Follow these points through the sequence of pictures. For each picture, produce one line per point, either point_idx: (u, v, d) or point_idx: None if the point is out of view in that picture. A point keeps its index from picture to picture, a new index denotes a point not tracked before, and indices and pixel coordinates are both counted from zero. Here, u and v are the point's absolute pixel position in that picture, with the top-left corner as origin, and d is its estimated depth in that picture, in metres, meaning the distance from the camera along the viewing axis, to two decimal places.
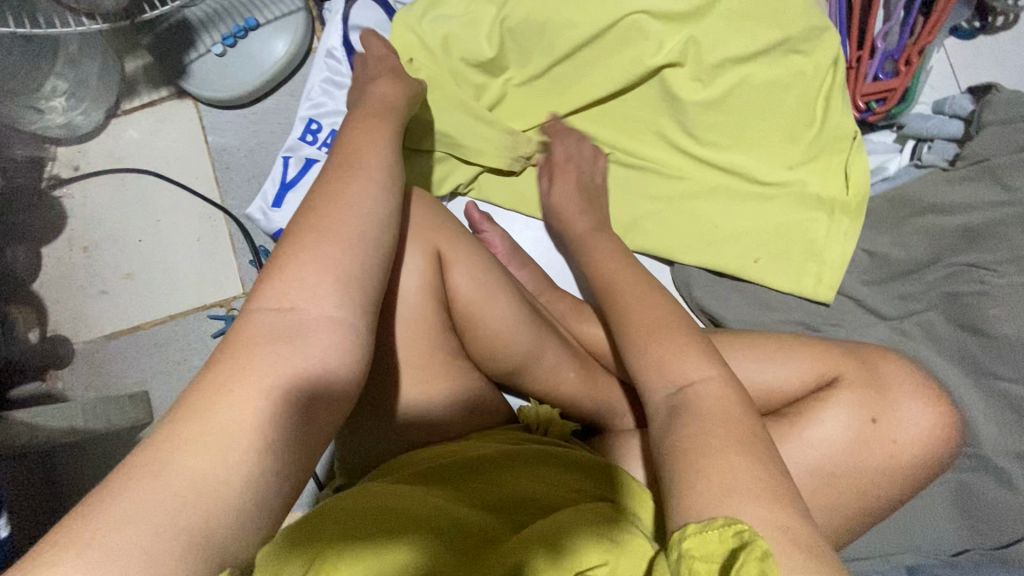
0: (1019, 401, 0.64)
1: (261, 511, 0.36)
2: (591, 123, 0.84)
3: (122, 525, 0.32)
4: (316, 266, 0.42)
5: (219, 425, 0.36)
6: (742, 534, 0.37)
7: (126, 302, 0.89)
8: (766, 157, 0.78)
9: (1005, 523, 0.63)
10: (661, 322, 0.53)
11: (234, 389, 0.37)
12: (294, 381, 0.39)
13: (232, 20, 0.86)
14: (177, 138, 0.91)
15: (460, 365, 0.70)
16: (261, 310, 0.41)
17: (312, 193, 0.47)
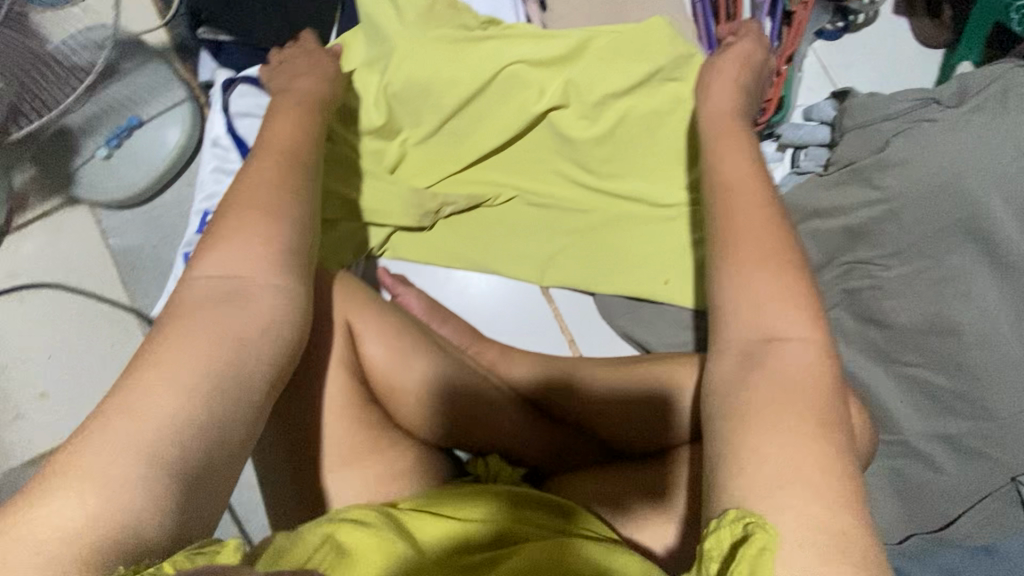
0: (930, 385, 0.65)
1: (224, 440, 0.42)
2: (492, 170, 0.86)
3: (97, 466, 0.36)
4: (247, 240, 0.49)
5: (173, 370, 0.41)
6: (761, 528, 0.35)
7: (43, 424, 0.84)
8: (662, 180, 0.82)
9: (943, 503, 0.63)
10: (778, 248, 0.47)
11: (184, 345, 0.42)
12: (234, 336, 0.45)
13: (114, 121, 0.85)
14: (74, 245, 0.88)
15: (388, 438, 0.67)
16: (201, 280, 0.47)
17: (179, 309, 0.45)
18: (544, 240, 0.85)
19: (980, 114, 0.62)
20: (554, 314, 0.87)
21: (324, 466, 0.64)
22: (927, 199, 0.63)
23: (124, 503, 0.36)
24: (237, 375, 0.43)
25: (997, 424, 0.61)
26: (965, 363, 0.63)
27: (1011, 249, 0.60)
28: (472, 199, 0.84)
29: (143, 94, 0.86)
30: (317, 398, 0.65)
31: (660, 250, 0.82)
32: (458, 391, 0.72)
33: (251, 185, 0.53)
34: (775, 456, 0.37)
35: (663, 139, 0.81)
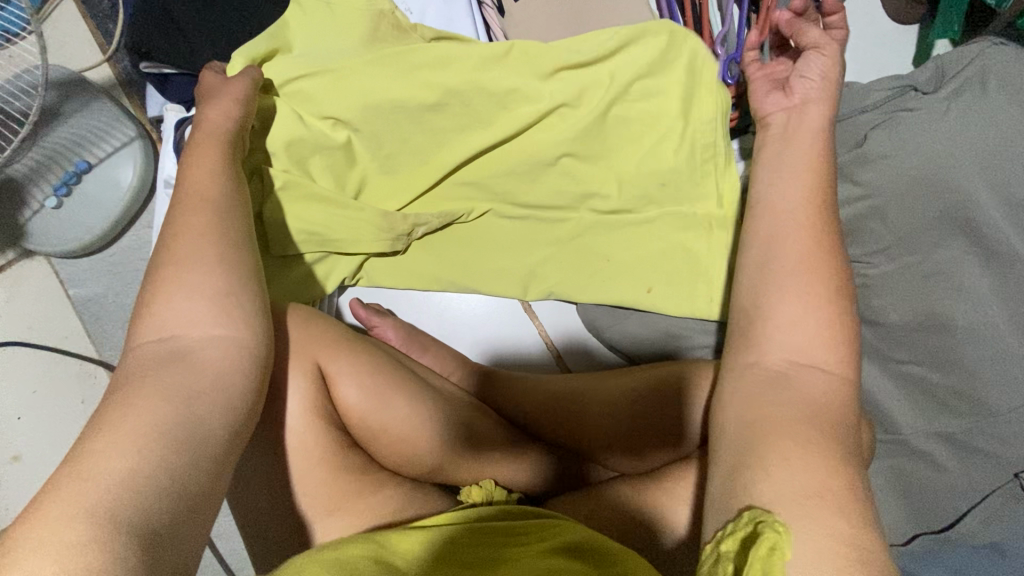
0: (926, 382, 0.62)
1: (188, 498, 0.40)
2: (463, 185, 0.81)
3: (59, 530, 0.35)
4: (185, 294, 0.47)
5: (134, 427, 0.40)
6: (774, 527, 0.36)
7: (19, 487, 0.82)
8: (639, 184, 0.79)
9: (951, 501, 0.61)
10: (796, 260, 0.47)
11: (144, 403, 0.41)
12: (185, 394, 0.43)
13: (61, 166, 0.81)
14: (33, 299, 0.84)
15: (374, 481, 0.64)
16: (143, 345, 0.45)
17: (122, 390, 0.43)
18: (520, 257, 0.82)
19: (958, 100, 0.60)
20: (539, 329, 0.85)
21: (308, 518, 0.62)
22: (912, 193, 0.61)
23: (89, 561, 0.34)
24: (202, 433, 0.42)
25: (995, 419, 0.60)
26: (960, 360, 0.60)
27: (997, 240, 0.58)
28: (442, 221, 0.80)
29: (88, 135, 0.81)
30: (290, 454, 0.62)
31: (642, 257, 0.79)
32: (445, 427, 0.69)
33: (193, 243, 0.49)
34: (792, 471, 0.38)
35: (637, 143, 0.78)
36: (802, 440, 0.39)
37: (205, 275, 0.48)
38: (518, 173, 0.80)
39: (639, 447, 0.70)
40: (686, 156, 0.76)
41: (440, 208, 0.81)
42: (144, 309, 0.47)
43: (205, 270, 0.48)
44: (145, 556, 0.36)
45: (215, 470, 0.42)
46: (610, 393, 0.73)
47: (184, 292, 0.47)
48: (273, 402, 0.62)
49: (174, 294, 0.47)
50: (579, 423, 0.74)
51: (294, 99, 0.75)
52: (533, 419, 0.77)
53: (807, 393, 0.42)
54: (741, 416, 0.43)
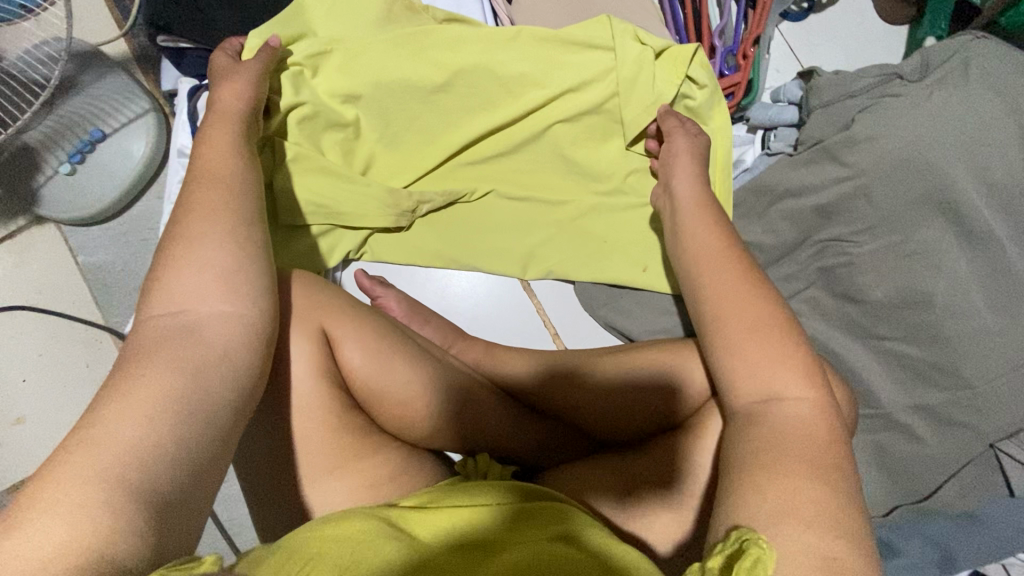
0: (905, 356, 0.65)
1: (188, 464, 0.41)
2: (467, 165, 0.83)
3: (66, 497, 0.36)
4: (197, 258, 0.49)
5: (143, 395, 0.42)
6: (756, 543, 0.38)
7: (23, 448, 0.83)
8: (638, 169, 0.82)
9: (929, 472, 0.64)
10: None
11: (150, 375, 0.43)
12: (193, 362, 0.44)
13: (76, 134, 0.82)
14: (44, 265, 0.86)
15: (375, 443, 0.66)
16: (152, 316, 0.47)
17: (143, 347, 0.45)
18: (521, 237, 0.85)
19: (942, 87, 0.63)
20: (537, 308, 0.87)
21: (308, 478, 0.64)
22: (896, 174, 0.64)
23: (101, 523, 0.36)
24: (211, 403, 0.44)
25: (971, 392, 0.63)
26: (940, 334, 0.63)
27: (976, 220, 0.61)
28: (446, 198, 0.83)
29: (103, 106, 0.83)
30: (293, 414, 0.64)
31: (639, 239, 0.82)
32: (441, 394, 0.70)
33: (218, 205, 0.53)
34: None
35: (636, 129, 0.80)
36: None
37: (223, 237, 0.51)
38: (520, 157, 0.83)
39: (630, 419, 0.72)
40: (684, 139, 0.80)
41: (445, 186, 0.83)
42: (164, 259, 0.49)
43: (222, 232, 0.51)
44: (151, 521, 0.38)
45: (219, 434, 0.44)
46: (601, 369, 0.74)
47: (204, 246, 0.50)
48: (278, 361, 0.64)
49: (196, 246, 0.50)
50: (574, 396, 0.75)
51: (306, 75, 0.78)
52: (530, 393, 0.78)
53: None
54: None
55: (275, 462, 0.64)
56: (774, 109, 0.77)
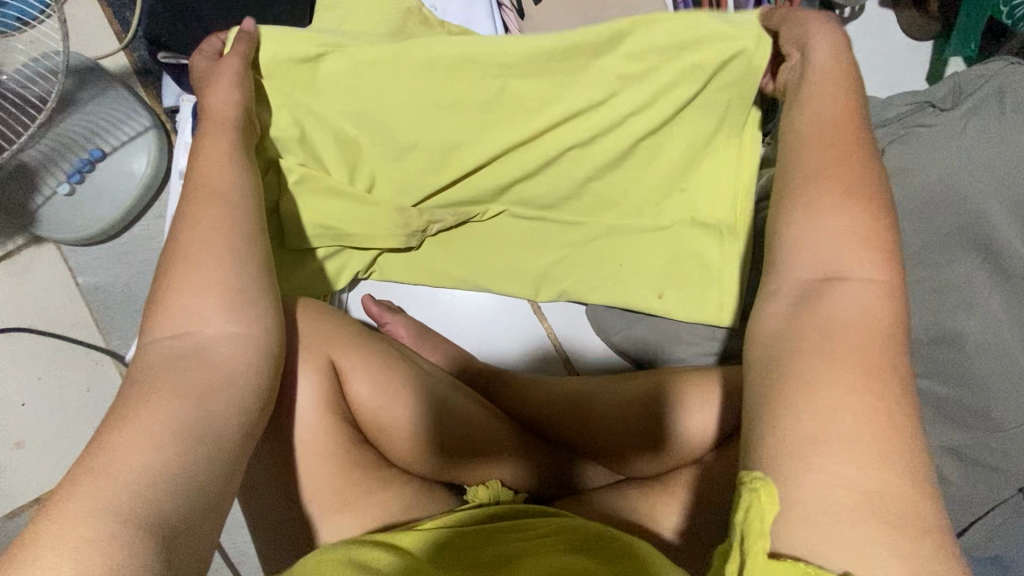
0: (930, 395, 0.63)
1: (193, 496, 0.39)
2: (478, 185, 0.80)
3: (70, 533, 0.34)
4: (200, 292, 0.46)
5: (150, 424, 0.40)
6: (756, 485, 0.34)
7: (22, 473, 0.81)
8: (656, 189, 0.78)
9: (954, 514, 0.62)
10: None
11: (157, 405, 0.41)
12: (200, 394, 0.42)
13: (74, 153, 0.79)
14: (42, 285, 0.84)
15: (384, 478, 0.65)
16: (157, 342, 0.45)
17: (134, 389, 0.42)
18: (533, 259, 0.83)
19: (977, 117, 0.61)
20: (548, 331, 0.86)
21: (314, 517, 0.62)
22: (927, 208, 0.62)
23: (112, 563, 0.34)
24: (222, 435, 0.42)
25: (1003, 436, 0.60)
26: (970, 375, 0.61)
27: (1012, 256, 0.58)
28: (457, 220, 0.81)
29: (103, 124, 0.80)
30: (299, 448, 0.62)
31: (654, 263, 0.80)
32: (453, 427, 0.69)
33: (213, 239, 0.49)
34: None
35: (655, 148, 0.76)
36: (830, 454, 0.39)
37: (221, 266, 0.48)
38: (534, 176, 0.79)
39: (646, 456, 0.68)
40: (706, 159, 0.76)
41: (455, 206, 0.81)
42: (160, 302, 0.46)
43: (223, 266, 0.48)
44: (165, 560, 0.36)
45: (227, 464, 0.42)
46: (617, 401, 0.73)
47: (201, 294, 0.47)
48: (286, 394, 0.62)
49: (193, 286, 0.47)
50: (590, 426, 0.74)
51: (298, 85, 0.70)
52: (541, 423, 0.77)
53: None
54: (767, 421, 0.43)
55: (281, 500, 0.62)
56: None
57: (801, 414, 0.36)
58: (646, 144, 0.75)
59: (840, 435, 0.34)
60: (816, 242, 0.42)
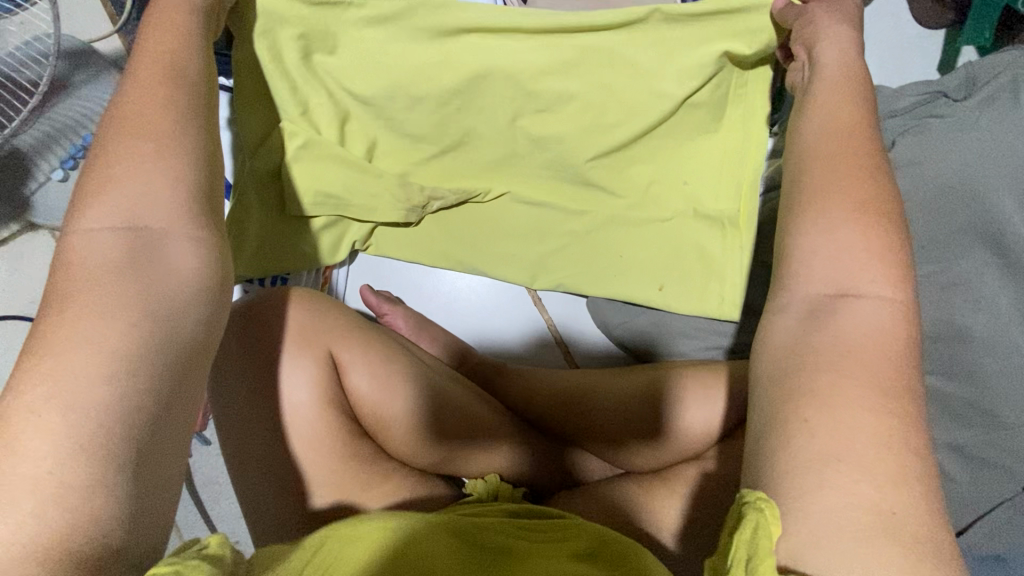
0: (934, 393, 0.62)
1: (154, 426, 0.34)
2: (478, 172, 0.78)
3: (20, 477, 0.30)
4: (144, 190, 0.39)
5: (92, 342, 0.33)
6: (758, 508, 0.34)
7: None
8: (662, 179, 0.77)
9: (956, 513, 0.62)
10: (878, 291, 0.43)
11: (88, 323, 0.34)
12: (149, 308, 0.36)
13: (69, 139, 0.78)
14: (38, 273, 0.83)
15: (381, 471, 0.64)
16: (89, 234, 0.37)
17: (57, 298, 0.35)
18: (532, 247, 0.81)
19: (989, 109, 0.60)
20: (547, 321, 0.85)
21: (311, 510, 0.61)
22: (937, 202, 0.60)
23: (75, 506, 0.30)
24: (181, 351, 0.36)
25: (1009, 433, 0.59)
26: (976, 372, 0.59)
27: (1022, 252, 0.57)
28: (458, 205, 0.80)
29: (97, 109, 0.79)
30: (293, 436, 0.60)
31: (657, 255, 0.78)
32: (451, 421, 0.68)
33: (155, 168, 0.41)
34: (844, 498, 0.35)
35: (661, 136, 0.74)
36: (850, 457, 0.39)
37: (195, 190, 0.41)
38: (536, 162, 0.77)
39: (648, 452, 0.67)
40: (711, 149, 0.75)
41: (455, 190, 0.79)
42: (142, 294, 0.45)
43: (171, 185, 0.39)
44: (135, 498, 0.32)
45: (185, 389, 0.36)
46: (619, 398, 0.72)
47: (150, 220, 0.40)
48: (281, 391, 0.60)
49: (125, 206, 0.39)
50: (592, 423, 0.73)
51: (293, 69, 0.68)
52: (541, 418, 0.77)
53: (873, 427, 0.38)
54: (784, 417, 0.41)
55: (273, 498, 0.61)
56: None
57: (815, 433, 0.35)
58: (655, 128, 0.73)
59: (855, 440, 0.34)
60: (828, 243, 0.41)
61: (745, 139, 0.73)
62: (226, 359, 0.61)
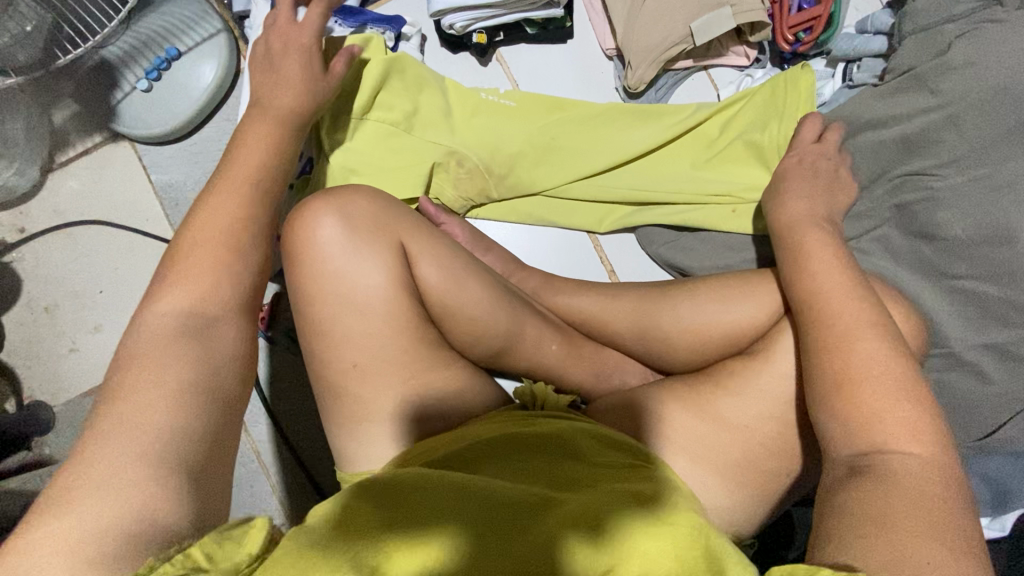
0: (985, 298, 0.64)
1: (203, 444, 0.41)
2: (548, 112, 0.84)
3: (104, 482, 0.36)
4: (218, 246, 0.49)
5: (147, 399, 0.40)
6: None
7: (98, 356, 0.88)
8: (709, 134, 0.81)
9: (990, 411, 0.66)
10: (847, 290, 0.56)
11: (147, 391, 0.40)
12: (192, 315, 0.45)
13: (153, 52, 0.84)
14: (118, 181, 0.89)
15: (444, 356, 0.66)
16: (156, 315, 0.45)
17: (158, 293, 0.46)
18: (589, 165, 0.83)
19: None
20: (594, 246, 0.87)
21: (378, 392, 0.63)
22: (988, 103, 0.64)
23: (146, 500, 0.36)
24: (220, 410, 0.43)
25: None
26: (1019, 272, 0.63)
27: None
28: (519, 186, 0.83)
29: (179, 25, 0.85)
30: (360, 318, 0.62)
31: (713, 178, 0.80)
32: (510, 316, 0.70)
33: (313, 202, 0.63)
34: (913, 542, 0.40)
35: (705, 113, 0.81)
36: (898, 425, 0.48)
37: (239, 209, 0.51)
38: (598, 139, 0.82)
39: (690, 348, 0.71)
40: (759, 115, 0.79)
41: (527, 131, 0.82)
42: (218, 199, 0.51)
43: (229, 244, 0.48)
44: (192, 493, 0.38)
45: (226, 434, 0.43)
46: (673, 315, 0.72)
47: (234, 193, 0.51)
48: (352, 274, 0.63)
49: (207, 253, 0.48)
50: (649, 337, 0.74)
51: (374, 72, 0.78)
52: (589, 331, 0.78)
53: (891, 413, 0.49)
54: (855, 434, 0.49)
55: (337, 378, 0.63)
56: (862, 39, 0.77)
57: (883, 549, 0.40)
58: (697, 119, 0.80)
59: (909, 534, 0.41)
60: (823, 270, 0.58)
61: (796, 92, 0.77)
62: (296, 252, 0.64)
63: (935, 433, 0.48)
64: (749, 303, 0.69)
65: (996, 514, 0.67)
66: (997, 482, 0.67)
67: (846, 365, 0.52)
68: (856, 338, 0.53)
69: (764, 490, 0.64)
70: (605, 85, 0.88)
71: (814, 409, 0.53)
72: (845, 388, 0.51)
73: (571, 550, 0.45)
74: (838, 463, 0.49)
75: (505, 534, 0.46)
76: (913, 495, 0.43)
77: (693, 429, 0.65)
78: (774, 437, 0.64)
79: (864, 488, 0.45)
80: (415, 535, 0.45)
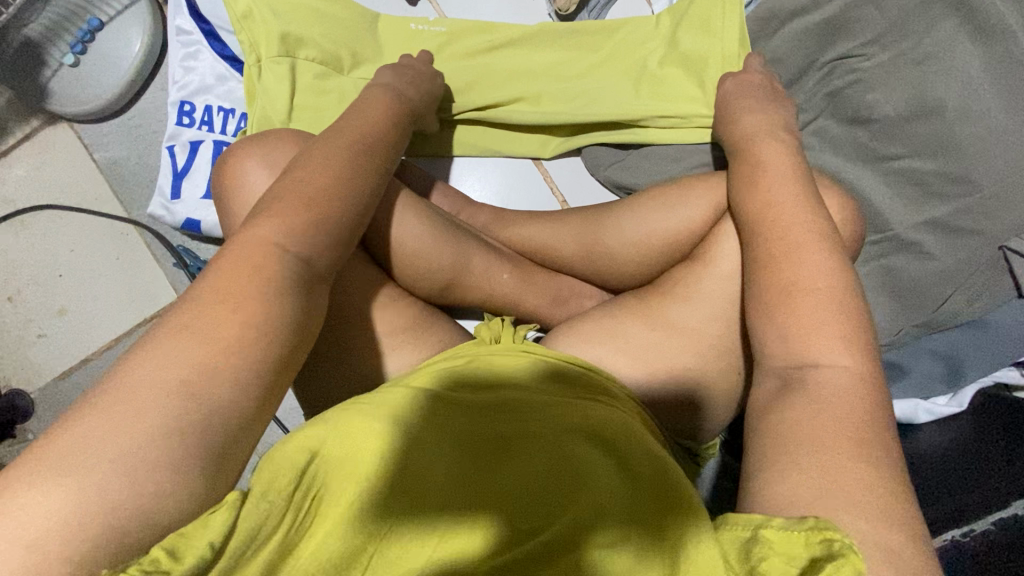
0: (923, 173, 0.66)
1: (248, 409, 0.36)
2: (479, 37, 0.83)
3: (100, 448, 0.32)
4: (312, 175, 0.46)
5: (230, 347, 0.37)
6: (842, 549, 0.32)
7: (66, 338, 0.88)
8: (643, 47, 0.80)
9: (941, 285, 0.66)
10: (776, 172, 0.54)
11: (214, 332, 0.37)
12: (283, 249, 0.42)
13: (75, 26, 0.85)
14: (62, 162, 0.89)
15: (392, 292, 0.66)
16: (250, 240, 0.42)
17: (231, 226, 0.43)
18: (530, 84, 0.81)
19: None
20: (544, 177, 0.86)
21: (325, 333, 0.62)
22: None
23: (142, 476, 0.31)
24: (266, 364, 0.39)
25: (983, 197, 0.64)
26: (951, 141, 0.64)
27: (988, 12, 0.64)
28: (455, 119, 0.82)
29: None
30: None
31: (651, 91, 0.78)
32: (455, 247, 0.70)
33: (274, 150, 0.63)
34: (829, 460, 0.37)
35: (636, 29, 0.81)
36: (826, 309, 0.44)
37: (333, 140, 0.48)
38: (533, 57, 0.82)
39: (638, 260, 0.72)
40: (689, 21, 0.78)
41: (464, 60, 0.82)
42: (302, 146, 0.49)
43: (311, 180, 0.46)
44: (209, 464, 0.34)
45: (270, 397, 0.38)
46: (624, 230, 0.72)
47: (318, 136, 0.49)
48: None
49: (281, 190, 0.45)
50: (599, 254, 0.74)
51: (292, 5, 0.79)
52: (541, 259, 0.79)
53: (813, 283, 0.45)
54: (772, 323, 0.46)
55: None
56: None
57: (810, 470, 0.37)
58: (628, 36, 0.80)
59: (837, 452, 0.37)
60: (764, 163, 0.55)
61: None
62: (228, 201, 0.64)
63: (860, 309, 0.45)
64: (693, 208, 0.68)
65: (952, 391, 0.65)
66: (949, 357, 0.67)
67: (774, 242, 0.49)
68: (777, 210, 0.51)
69: (721, 389, 0.65)
70: (538, 13, 0.87)
71: (748, 299, 0.49)
72: (786, 293, 0.46)
73: (600, 550, 0.41)
74: (770, 373, 0.45)
75: (546, 516, 0.44)
76: (844, 404, 0.40)
77: (645, 337, 0.65)
78: (720, 336, 0.64)
79: (791, 397, 0.42)
80: (453, 506, 0.43)
